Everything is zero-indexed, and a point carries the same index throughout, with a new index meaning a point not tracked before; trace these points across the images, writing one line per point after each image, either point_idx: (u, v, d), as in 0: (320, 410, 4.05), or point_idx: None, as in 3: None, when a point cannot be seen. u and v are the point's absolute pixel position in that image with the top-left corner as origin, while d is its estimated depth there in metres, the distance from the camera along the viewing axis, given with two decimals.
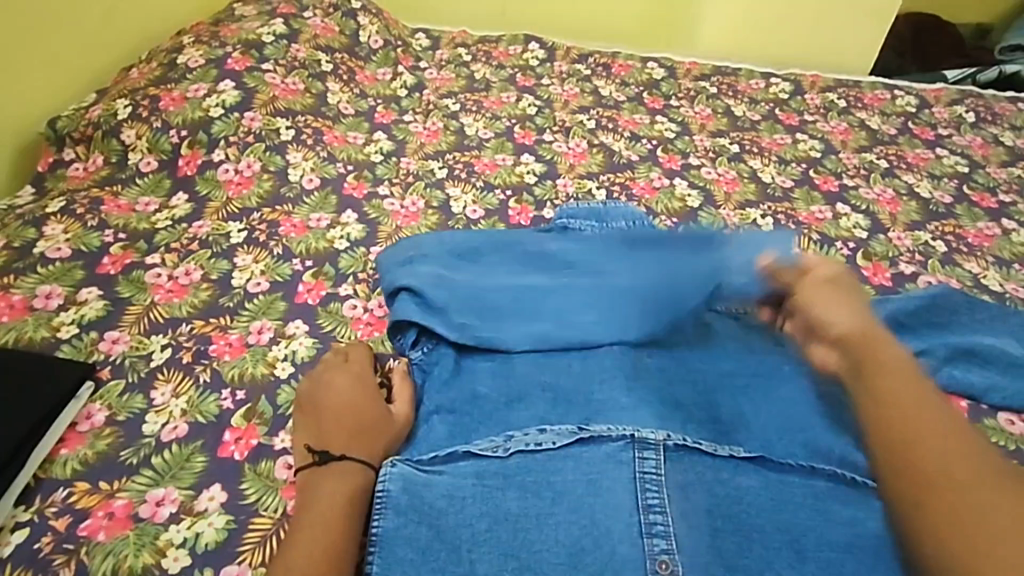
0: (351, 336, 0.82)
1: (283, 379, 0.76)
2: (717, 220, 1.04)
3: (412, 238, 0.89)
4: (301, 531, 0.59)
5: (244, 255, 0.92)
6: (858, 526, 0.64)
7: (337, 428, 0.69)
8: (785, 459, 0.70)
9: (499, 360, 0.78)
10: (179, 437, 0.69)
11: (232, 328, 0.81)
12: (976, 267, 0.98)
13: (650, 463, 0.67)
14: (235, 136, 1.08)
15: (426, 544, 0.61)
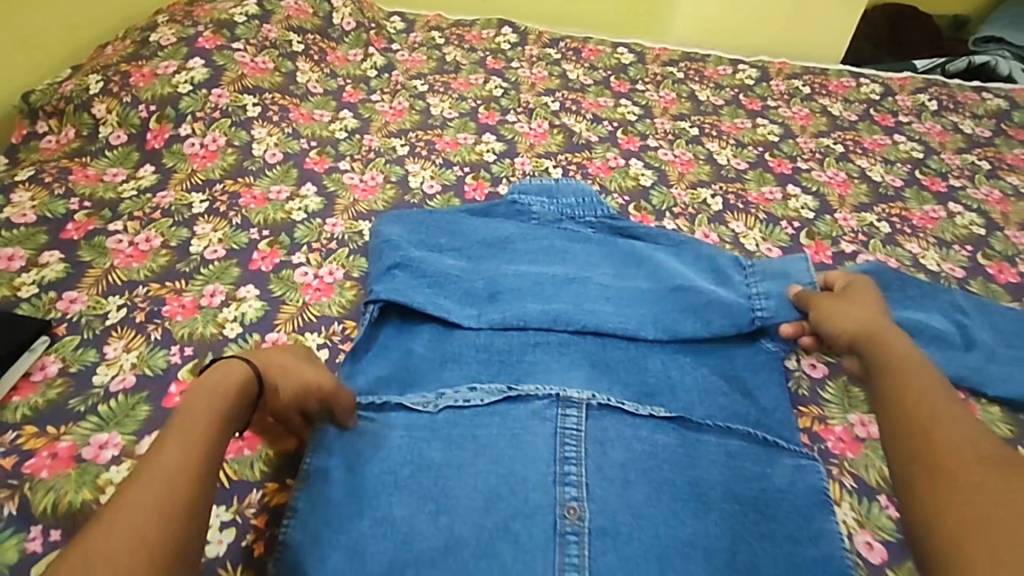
0: (299, 300, 0.85)
1: (231, 338, 0.79)
2: (668, 198, 1.06)
3: (397, 220, 0.91)
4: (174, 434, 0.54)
5: (205, 224, 0.95)
6: (763, 482, 0.68)
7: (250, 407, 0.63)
8: (703, 420, 0.73)
9: (450, 334, 0.80)
10: (127, 387, 0.73)
11: (186, 291, 0.85)
12: (916, 247, 1.01)
13: (572, 419, 0.71)
14: (202, 112, 1.11)
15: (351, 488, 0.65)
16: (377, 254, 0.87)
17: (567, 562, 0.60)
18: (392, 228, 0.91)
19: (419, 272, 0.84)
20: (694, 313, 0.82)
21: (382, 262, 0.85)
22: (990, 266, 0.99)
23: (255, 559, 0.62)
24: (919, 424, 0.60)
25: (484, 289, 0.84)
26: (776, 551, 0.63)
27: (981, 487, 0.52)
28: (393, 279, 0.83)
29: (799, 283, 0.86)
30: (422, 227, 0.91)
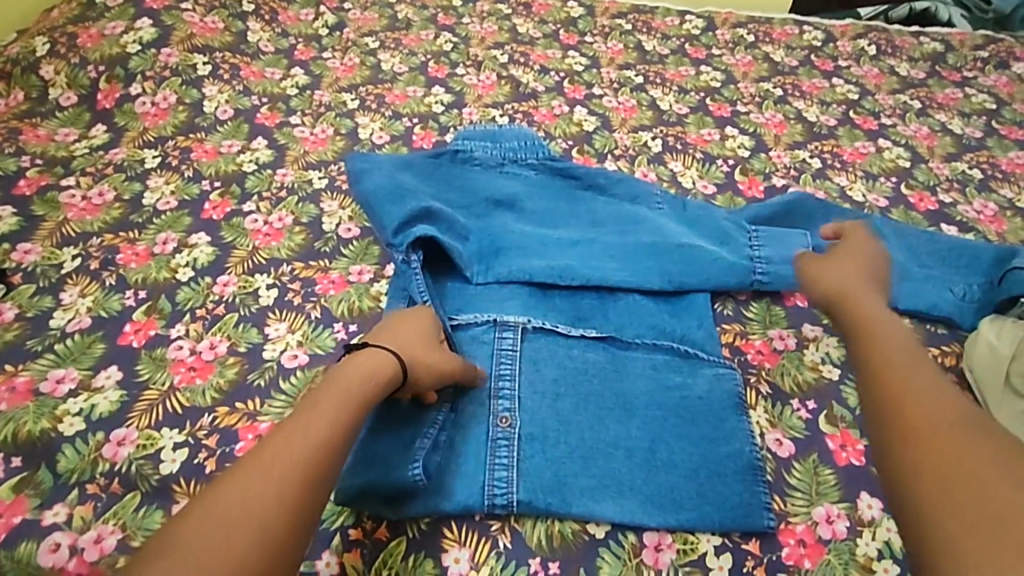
0: (249, 245, 0.88)
1: (183, 281, 0.83)
2: (610, 142, 1.10)
3: (400, 172, 0.92)
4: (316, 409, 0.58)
5: (157, 178, 0.98)
6: (685, 390, 0.73)
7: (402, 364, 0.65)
8: (632, 339, 0.78)
9: (460, 287, 0.83)
10: (83, 328, 0.77)
11: (139, 240, 0.88)
12: (844, 180, 1.06)
13: (508, 341, 0.75)
14: (152, 71, 1.12)
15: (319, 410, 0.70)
16: (376, 201, 0.87)
17: (496, 462, 0.65)
18: (384, 175, 0.90)
19: (427, 219, 0.84)
20: (693, 258, 0.85)
21: (388, 212, 0.85)
22: (912, 196, 1.04)
23: (207, 474, 0.65)
24: (905, 417, 0.55)
25: (491, 246, 0.86)
26: (691, 450, 0.68)
27: (969, 480, 0.49)
28: (403, 225, 0.83)
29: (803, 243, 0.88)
30: (423, 182, 0.93)
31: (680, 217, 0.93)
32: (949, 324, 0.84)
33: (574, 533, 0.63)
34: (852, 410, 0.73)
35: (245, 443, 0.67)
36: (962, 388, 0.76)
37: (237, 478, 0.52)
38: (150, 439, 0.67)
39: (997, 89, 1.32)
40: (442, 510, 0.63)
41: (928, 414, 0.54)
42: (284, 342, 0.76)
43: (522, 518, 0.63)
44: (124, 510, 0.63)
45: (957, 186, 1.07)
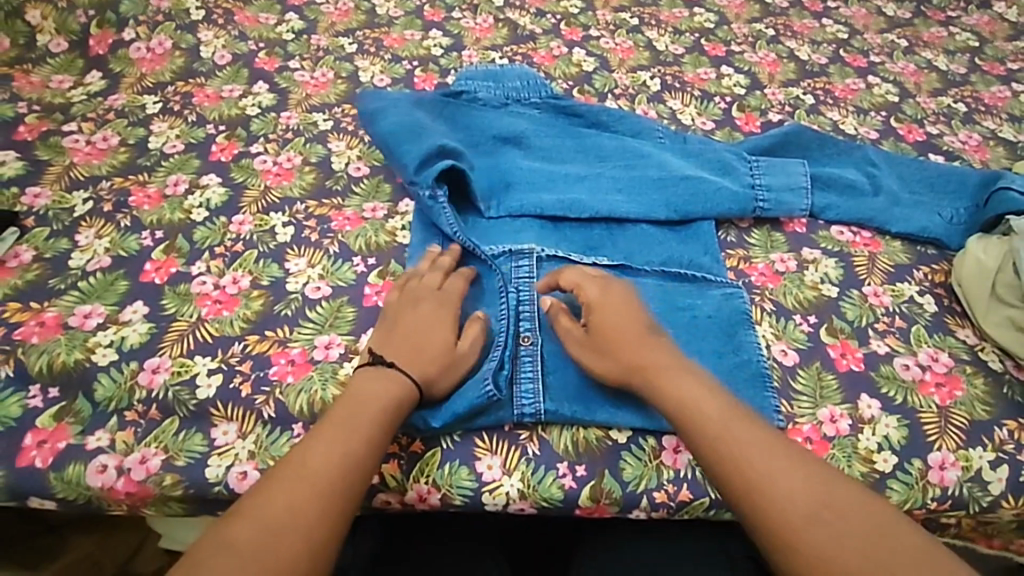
0: (260, 185, 0.89)
1: (199, 221, 0.83)
2: (610, 82, 1.12)
3: (407, 109, 0.92)
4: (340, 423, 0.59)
5: (160, 123, 0.97)
6: (693, 309, 0.77)
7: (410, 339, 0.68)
8: (642, 265, 0.81)
9: (472, 221, 0.85)
10: (104, 267, 0.77)
11: (150, 183, 0.88)
12: (837, 115, 1.10)
13: (525, 268, 0.78)
14: (144, 16, 1.10)
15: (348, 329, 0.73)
16: (395, 141, 0.88)
17: (522, 375, 0.69)
18: (400, 113, 0.91)
19: (446, 155, 0.85)
20: (699, 187, 0.88)
21: (405, 150, 0.86)
22: (901, 128, 1.08)
23: (243, 397, 0.67)
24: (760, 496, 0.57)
25: (501, 182, 0.88)
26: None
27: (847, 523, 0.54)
28: (421, 163, 0.84)
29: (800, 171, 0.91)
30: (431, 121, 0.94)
31: (682, 150, 0.95)
32: (937, 245, 0.89)
33: (598, 439, 0.67)
34: (851, 322, 0.78)
35: (278, 367, 0.69)
36: (951, 300, 0.81)
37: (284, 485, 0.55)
38: (183, 366, 0.69)
39: (980, 28, 1.35)
40: (473, 420, 0.67)
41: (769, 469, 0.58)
42: (306, 276, 0.78)
43: (548, 428, 0.67)
44: (164, 433, 0.65)
45: (943, 119, 1.11)
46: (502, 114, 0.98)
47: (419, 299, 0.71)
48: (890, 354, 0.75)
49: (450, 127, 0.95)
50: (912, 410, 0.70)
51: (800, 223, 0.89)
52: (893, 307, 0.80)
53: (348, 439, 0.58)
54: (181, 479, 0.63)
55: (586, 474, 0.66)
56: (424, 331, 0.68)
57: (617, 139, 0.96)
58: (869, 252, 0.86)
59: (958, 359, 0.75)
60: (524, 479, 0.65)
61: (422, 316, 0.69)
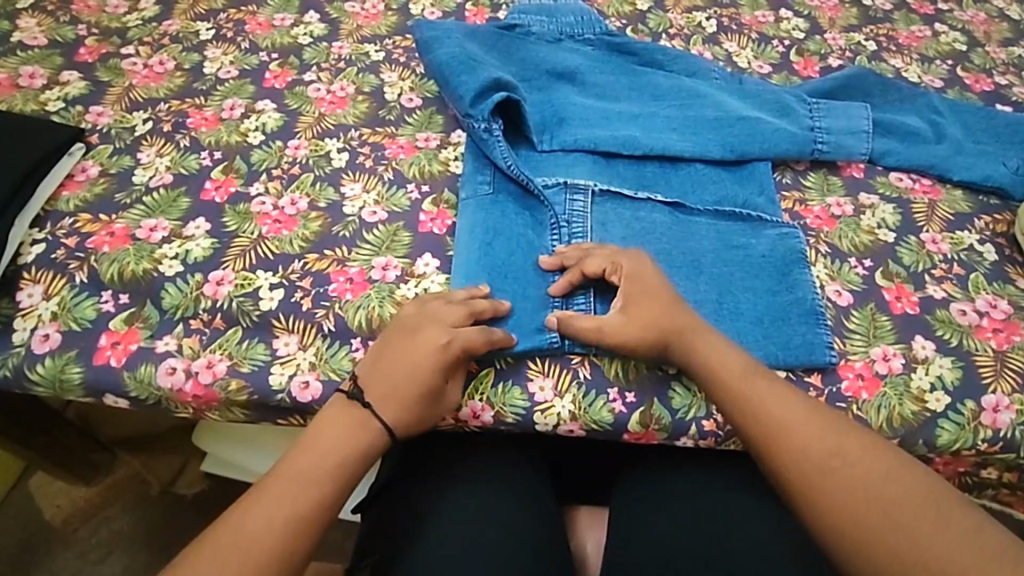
0: (315, 113, 0.89)
1: (255, 144, 0.84)
2: (664, 22, 1.09)
3: (459, 40, 0.91)
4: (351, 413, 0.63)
5: (214, 49, 0.97)
6: (747, 248, 0.76)
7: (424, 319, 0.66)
8: (695, 204, 0.81)
9: (525, 154, 0.85)
10: (166, 184, 0.79)
11: (207, 106, 0.89)
12: (900, 62, 1.06)
13: (579, 203, 0.79)
14: None
15: (403, 253, 0.75)
16: (450, 72, 0.86)
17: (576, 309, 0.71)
18: (455, 44, 0.89)
19: (502, 88, 0.84)
20: (758, 128, 0.86)
21: (460, 80, 0.85)
22: (967, 78, 1.04)
23: (304, 311, 0.69)
24: (784, 462, 0.59)
25: (554, 117, 0.87)
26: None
27: (867, 494, 0.56)
28: (476, 95, 0.83)
29: (859, 115, 0.88)
30: (484, 54, 0.92)
31: (737, 92, 0.93)
32: (1000, 196, 0.86)
33: (649, 369, 0.68)
34: (907, 268, 0.77)
35: (337, 284, 0.71)
36: (1012, 251, 0.80)
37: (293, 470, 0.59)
38: (246, 280, 0.71)
39: None
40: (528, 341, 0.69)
41: (794, 437, 0.60)
42: (362, 201, 0.79)
43: (601, 355, 0.68)
44: (228, 342, 0.67)
45: (1012, 70, 1.07)
46: (555, 50, 0.96)
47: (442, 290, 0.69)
48: (946, 299, 0.74)
49: (503, 58, 0.93)
50: (968, 353, 0.70)
51: (858, 168, 0.87)
52: (952, 254, 0.78)
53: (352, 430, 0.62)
54: (245, 385, 0.66)
55: (636, 401, 0.67)
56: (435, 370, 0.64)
57: (670, 79, 0.95)
58: (928, 200, 0.84)
59: (1018, 307, 0.74)
60: (576, 402, 0.67)
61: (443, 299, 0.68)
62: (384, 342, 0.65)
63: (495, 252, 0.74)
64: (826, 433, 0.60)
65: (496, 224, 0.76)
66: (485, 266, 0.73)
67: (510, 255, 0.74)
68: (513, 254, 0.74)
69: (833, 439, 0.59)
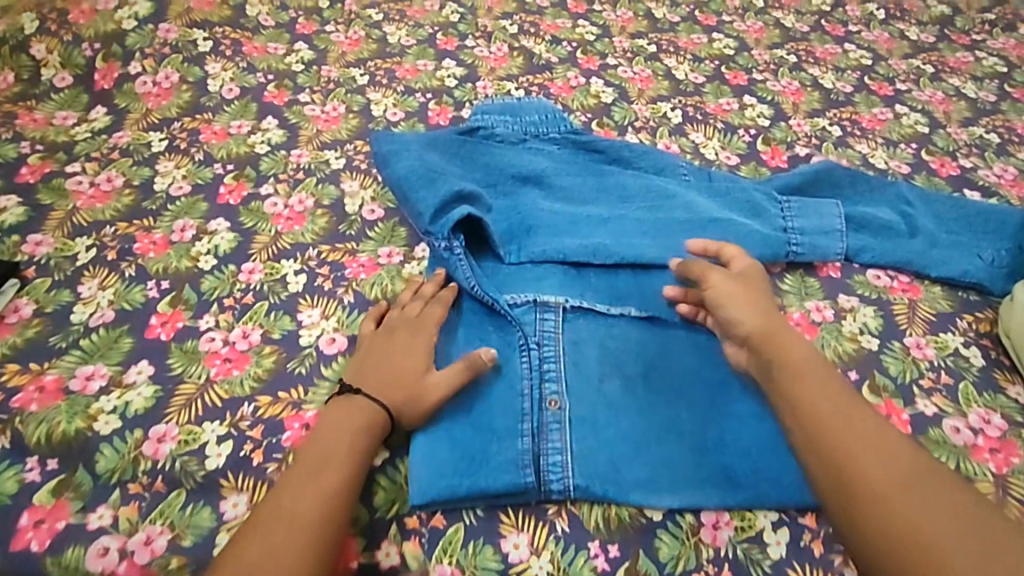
0: (271, 230, 0.85)
1: (207, 270, 0.80)
2: (629, 114, 1.08)
3: (419, 151, 0.88)
4: (319, 458, 0.61)
5: (166, 161, 0.93)
6: (730, 366, 0.73)
7: (375, 372, 0.68)
8: (671, 315, 0.77)
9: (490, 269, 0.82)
10: (107, 323, 0.73)
11: (155, 228, 0.84)
12: (865, 147, 1.06)
13: (550, 322, 0.75)
14: (151, 48, 1.07)
15: None
16: (409, 186, 0.84)
17: (550, 447, 0.65)
18: (415, 156, 0.87)
19: (462, 202, 0.81)
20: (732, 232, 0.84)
21: (418, 195, 0.82)
22: (933, 162, 1.04)
23: (254, 467, 0.64)
24: (854, 479, 0.55)
25: (520, 226, 0.84)
26: (672, 441, 0.67)
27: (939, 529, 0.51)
28: (437, 211, 0.80)
29: (830, 213, 0.87)
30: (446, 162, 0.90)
31: (707, 189, 0.91)
32: (979, 290, 0.85)
33: (631, 517, 0.63)
34: (894, 379, 0.74)
35: (291, 432, 0.66)
36: (999, 353, 0.77)
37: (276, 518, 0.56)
38: (191, 434, 0.65)
39: (1007, 52, 1.32)
40: (482, 491, 0.63)
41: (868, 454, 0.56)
42: (321, 328, 0.75)
43: (578, 503, 0.64)
44: (170, 508, 0.61)
45: (976, 151, 1.07)
46: (519, 153, 0.94)
47: (393, 330, 0.72)
48: (938, 415, 0.71)
49: (465, 164, 0.90)
50: (968, 477, 0.66)
51: (834, 267, 0.85)
52: (939, 360, 0.76)
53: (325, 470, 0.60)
54: (186, 561, 0.59)
55: (620, 555, 0.61)
56: (394, 357, 0.69)
57: (638, 178, 0.93)
58: (908, 299, 0.82)
59: (1011, 420, 0.71)
60: (554, 560, 0.61)
61: (397, 345, 0.70)
62: (339, 412, 0.64)
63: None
64: (877, 436, 0.57)
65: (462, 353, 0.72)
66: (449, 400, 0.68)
67: (477, 382, 0.69)
68: (478, 387, 0.70)
69: (876, 444, 0.56)
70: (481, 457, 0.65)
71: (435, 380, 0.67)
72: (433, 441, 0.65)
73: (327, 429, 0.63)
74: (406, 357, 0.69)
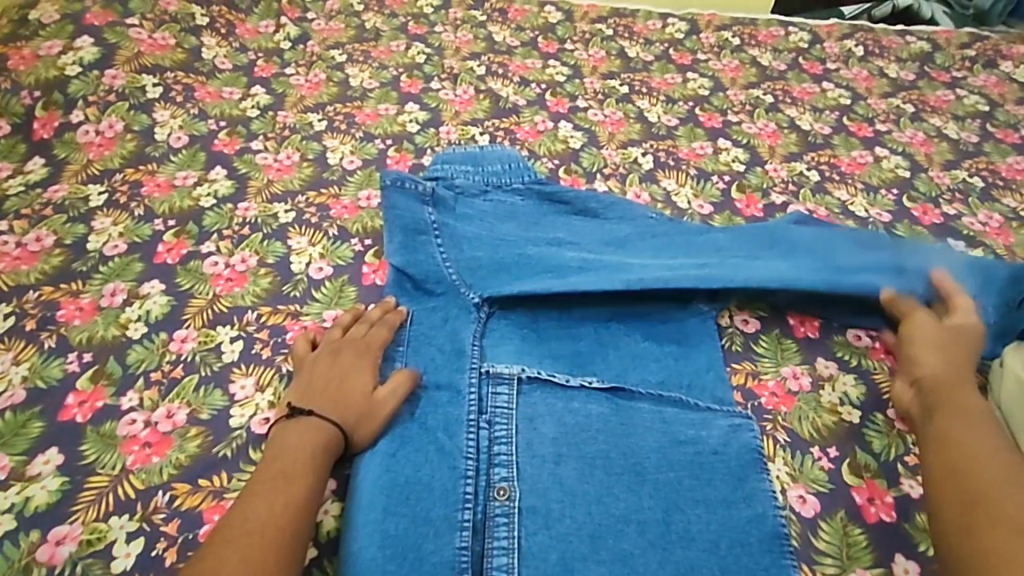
0: (208, 293, 0.80)
1: (135, 339, 0.74)
2: (598, 160, 1.04)
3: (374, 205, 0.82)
4: (272, 480, 0.58)
5: (103, 217, 0.88)
6: (698, 444, 0.66)
7: (320, 395, 0.66)
8: (636, 387, 0.71)
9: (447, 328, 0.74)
10: (16, 403, 0.67)
11: (84, 292, 0.78)
12: (845, 194, 1.01)
13: (503, 397, 0.69)
14: (95, 95, 1.01)
15: None
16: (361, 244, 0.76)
17: (495, 546, 0.59)
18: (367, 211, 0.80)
19: None
20: (753, 289, 0.79)
21: (416, 260, 0.79)
22: (915, 209, 1.00)
23: (166, 569, 0.57)
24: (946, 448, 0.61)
25: (483, 279, 0.77)
26: (632, 534, 0.60)
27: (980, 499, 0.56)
28: None
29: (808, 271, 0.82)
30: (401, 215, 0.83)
31: (680, 242, 0.85)
32: None
33: None
34: (877, 456, 0.69)
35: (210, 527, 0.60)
36: None
37: (234, 541, 0.52)
38: (97, 533, 0.59)
39: (988, 89, 1.29)
40: None
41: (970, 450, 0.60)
42: (253, 405, 0.69)
43: None
44: None
45: (959, 197, 1.03)
46: (480, 203, 0.88)
47: (338, 351, 0.71)
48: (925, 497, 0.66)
49: (470, 219, 0.85)
50: None
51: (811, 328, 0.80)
52: None
53: (285, 490, 0.57)
54: None
55: None
56: (340, 380, 0.67)
57: (607, 230, 0.87)
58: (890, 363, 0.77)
59: None
60: None
61: (343, 366, 0.69)
62: (290, 434, 0.62)
63: (398, 467, 0.63)
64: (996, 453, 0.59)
65: (403, 429, 0.65)
66: (385, 485, 0.61)
67: (417, 470, 0.63)
68: (418, 469, 0.63)
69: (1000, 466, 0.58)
70: (417, 558, 0.58)
71: (384, 404, 0.66)
72: (365, 538, 0.59)
73: (280, 452, 0.61)
74: (355, 376, 0.68)
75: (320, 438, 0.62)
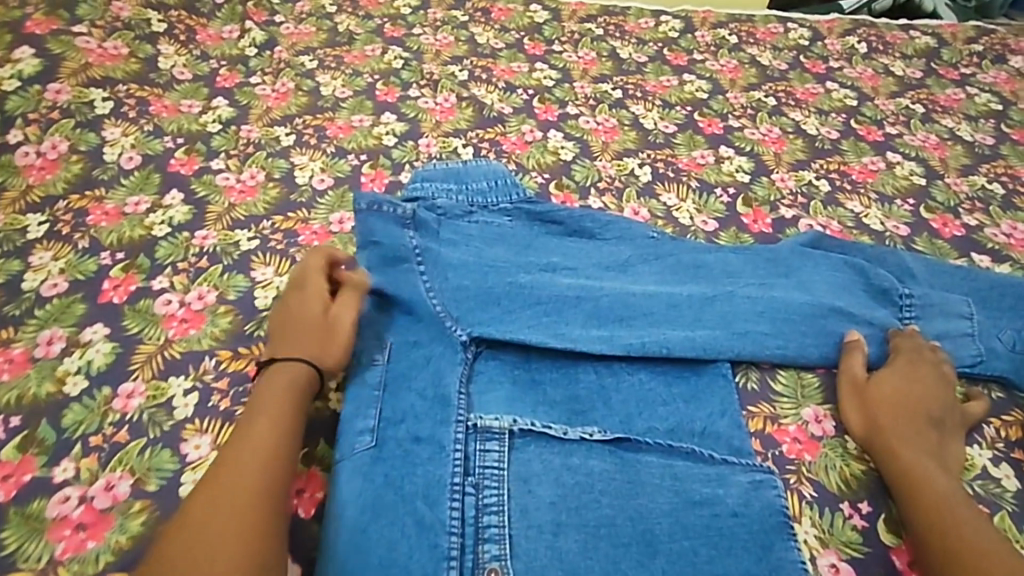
0: (159, 337, 0.71)
1: (72, 396, 0.65)
2: (592, 173, 0.96)
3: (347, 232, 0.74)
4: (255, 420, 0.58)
5: (42, 252, 0.78)
6: (716, 506, 0.59)
7: (287, 333, 0.67)
8: (644, 437, 0.63)
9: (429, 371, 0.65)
10: None
11: (16, 341, 0.69)
12: (858, 205, 0.94)
13: (493, 455, 0.61)
14: (36, 112, 0.92)
15: None
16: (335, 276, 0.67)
17: None
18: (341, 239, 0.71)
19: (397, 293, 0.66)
20: (770, 320, 0.71)
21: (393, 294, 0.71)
22: (934, 220, 0.92)
23: None
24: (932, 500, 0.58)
25: (470, 314, 0.69)
26: None
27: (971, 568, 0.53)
28: None
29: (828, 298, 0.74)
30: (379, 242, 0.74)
31: (687, 265, 0.77)
32: (1003, 384, 0.72)
33: None
34: None
35: None
36: None
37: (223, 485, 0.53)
38: None
39: (999, 86, 1.22)
40: None
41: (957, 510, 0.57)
42: (209, 466, 0.60)
43: None
44: None
45: (980, 206, 0.96)
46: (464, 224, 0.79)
47: (301, 283, 0.71)
48: None
49: (454, 243, 0.75)
50: None
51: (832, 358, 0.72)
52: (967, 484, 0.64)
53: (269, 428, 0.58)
54: None
55: None
56: (305, 313, 0.68)
57: (607, 254, 0.79)
58: None
59: None
60: None
61: (307, 298, 0.69)
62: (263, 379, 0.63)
63: (371, 547, 0.54)
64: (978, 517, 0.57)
65: (376, 496, 0.57)
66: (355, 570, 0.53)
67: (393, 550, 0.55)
68: (395, 548, 0.55)
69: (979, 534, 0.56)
70: None
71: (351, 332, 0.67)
72: None
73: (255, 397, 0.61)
74: (317, 304, 0.68)
75: (291, 378, 0.62)
